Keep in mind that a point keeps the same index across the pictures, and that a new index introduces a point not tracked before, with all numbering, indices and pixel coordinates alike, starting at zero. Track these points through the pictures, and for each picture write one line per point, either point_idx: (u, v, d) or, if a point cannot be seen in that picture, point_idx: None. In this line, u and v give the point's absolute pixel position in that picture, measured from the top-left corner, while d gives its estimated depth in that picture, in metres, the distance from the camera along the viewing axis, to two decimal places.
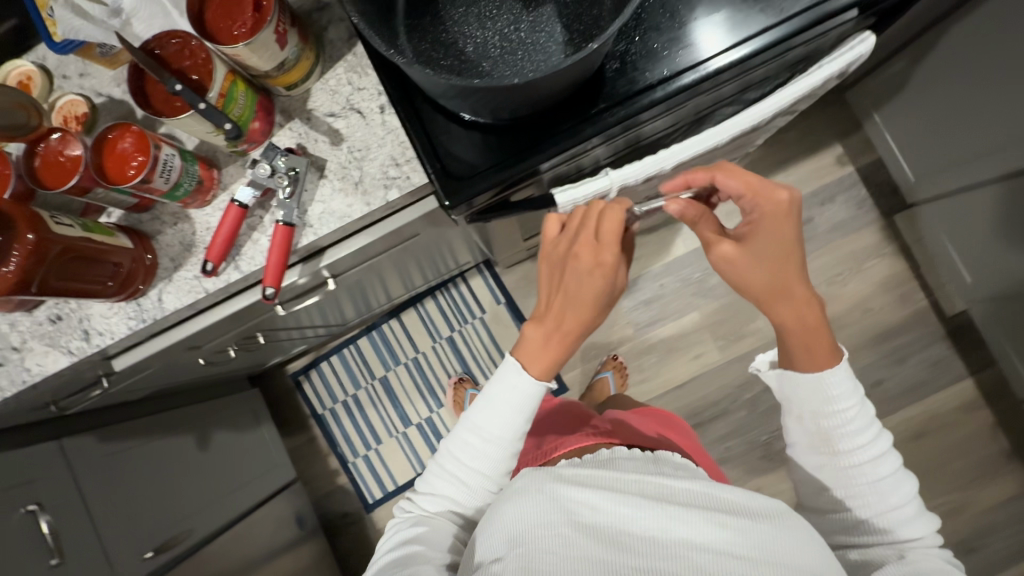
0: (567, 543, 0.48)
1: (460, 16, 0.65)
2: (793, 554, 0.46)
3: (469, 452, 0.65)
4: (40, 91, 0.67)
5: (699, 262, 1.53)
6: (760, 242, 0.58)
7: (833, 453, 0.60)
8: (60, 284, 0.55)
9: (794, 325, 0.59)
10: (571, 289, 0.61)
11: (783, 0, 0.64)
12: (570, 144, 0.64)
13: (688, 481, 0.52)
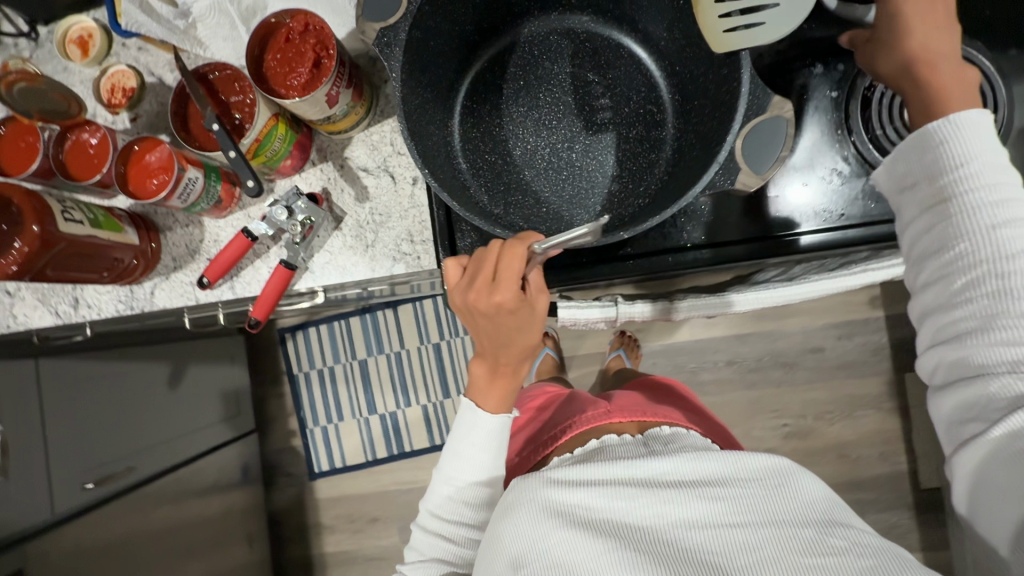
0: (565, 546, 0.47)
1: (519, 113, 0.63)
2: (788, 512, 0.48)
3: (447, 498, 0.62)
4: (96, 52, 0.67)
5: (702, 353, 1.44)
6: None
7: (956, 226, 0.46)
8: (56, 273, 0.56)
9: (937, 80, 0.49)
10: (496, 340, 0.54)
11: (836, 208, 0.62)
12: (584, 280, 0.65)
13: (673, 457, 0.53)
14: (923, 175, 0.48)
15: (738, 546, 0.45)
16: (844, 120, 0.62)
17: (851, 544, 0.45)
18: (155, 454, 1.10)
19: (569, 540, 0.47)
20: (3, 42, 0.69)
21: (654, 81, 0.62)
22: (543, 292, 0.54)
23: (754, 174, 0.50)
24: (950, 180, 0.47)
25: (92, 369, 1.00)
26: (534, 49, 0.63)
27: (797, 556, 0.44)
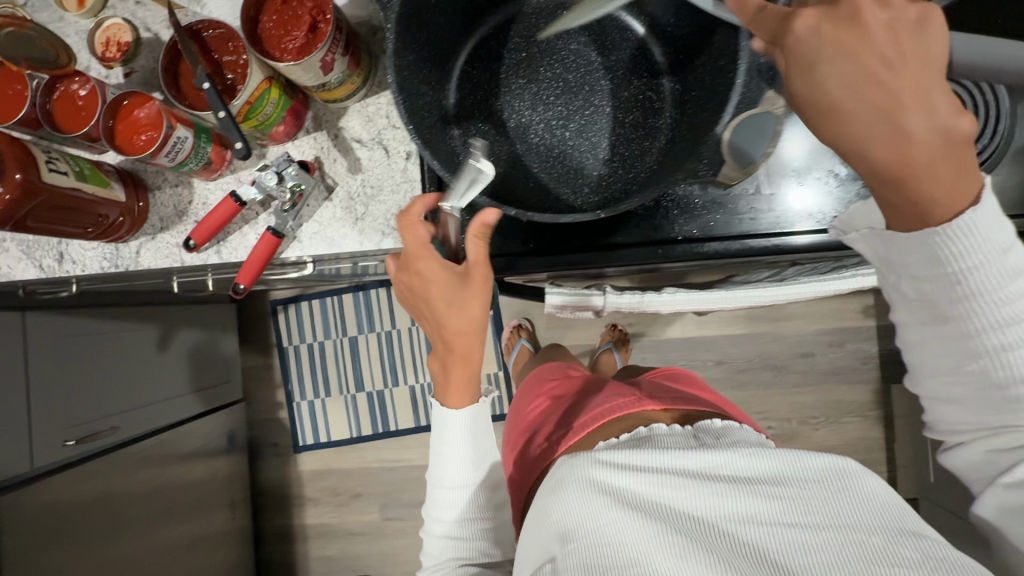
0: (611, 526, 0.45)
1: (517, 86, 0.61)
2: (855, 517, 0.44)
3: (446, 503, 0.59)
4: (92, 4, 0.66)
5: (689, 352, 1.45)
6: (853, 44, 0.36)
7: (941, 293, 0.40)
8: (37, 224, 0.55)
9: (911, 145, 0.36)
10: (434, 315, 0.53)
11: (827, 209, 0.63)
12: (572, 264, 0.64)
13: (728, 451, 0.50)
14: (910, 262, 0.40)
15: (797, 547, 0.42)
16: None
17: (926, 556, 0.40)
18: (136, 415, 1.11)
19: (614, 521, 0.45)
20: None
21: (657, 67, 0.60)
22: (484, 266, 0.53)
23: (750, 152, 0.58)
24: (931, 252, 0.39)
25: (85, 328, 1.00)
26: (537, 25, 0.61)
27: (864, 564, 0.39)
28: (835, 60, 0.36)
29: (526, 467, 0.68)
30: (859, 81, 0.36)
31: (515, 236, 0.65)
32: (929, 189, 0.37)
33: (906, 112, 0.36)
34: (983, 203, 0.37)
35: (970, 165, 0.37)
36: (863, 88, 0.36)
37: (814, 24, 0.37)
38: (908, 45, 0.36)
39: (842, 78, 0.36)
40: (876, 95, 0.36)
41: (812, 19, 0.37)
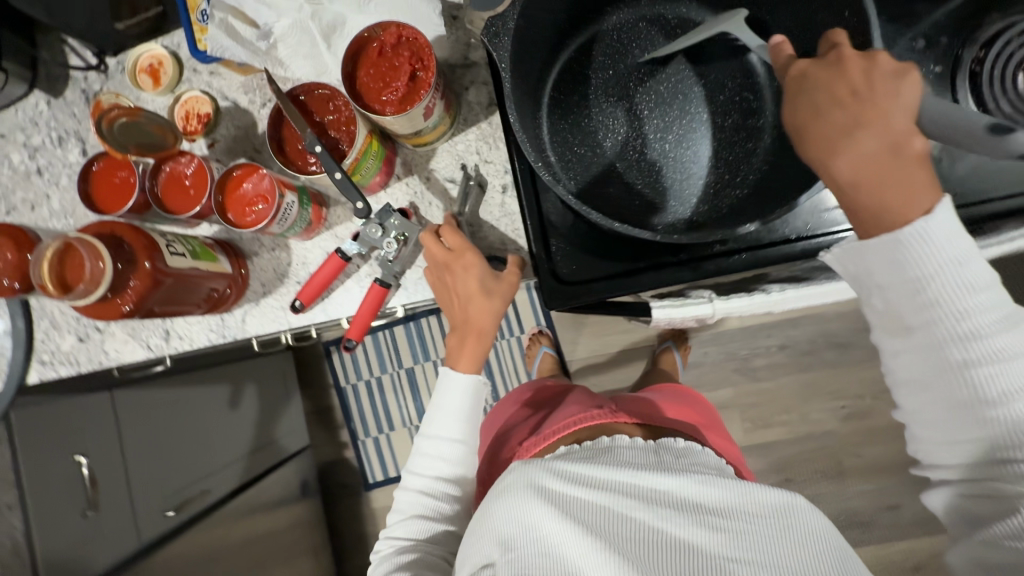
0: (552, 536, 0.48)
1: (608, 104, 0.61)
2: (792, 557, 0.46)
3: (424, 461, 0.62)
4: (168, 81, 0.67)
5: (755, 339, 1.28)
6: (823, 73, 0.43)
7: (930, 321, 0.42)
8: (159, 308, 0.55)
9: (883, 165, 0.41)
10: (463, 304, 0.60)
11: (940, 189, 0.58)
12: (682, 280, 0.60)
13: (683, 475, 0.52)
14: (876, 270, 0.43)
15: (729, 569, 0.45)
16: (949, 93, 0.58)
17: None
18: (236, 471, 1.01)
19: (555, 532, 0.48)
20: (72, 77, 0.69)
21: (754, 66, 0.59)
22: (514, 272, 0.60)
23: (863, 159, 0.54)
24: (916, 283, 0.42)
25: (155, 397, 0.85)
26: (621, 40, 0.61)
27: None
28: (816, 99, 0.43)
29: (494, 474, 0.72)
30: (830, 109, 0.42)
31: (622, 255, 0.61)
32: (894, 199, 0.41)
33: (869, 132, 0.41)
34: (936, 214, 0.41)
35: (920, 178, 0.41)
36: (828, 116, 0.42)
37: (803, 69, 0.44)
38: (871, 86, 0.42)
39: (814, 109, 0.43)
40: (842, 121, 0.42)
41: (800, 66, 0.44)
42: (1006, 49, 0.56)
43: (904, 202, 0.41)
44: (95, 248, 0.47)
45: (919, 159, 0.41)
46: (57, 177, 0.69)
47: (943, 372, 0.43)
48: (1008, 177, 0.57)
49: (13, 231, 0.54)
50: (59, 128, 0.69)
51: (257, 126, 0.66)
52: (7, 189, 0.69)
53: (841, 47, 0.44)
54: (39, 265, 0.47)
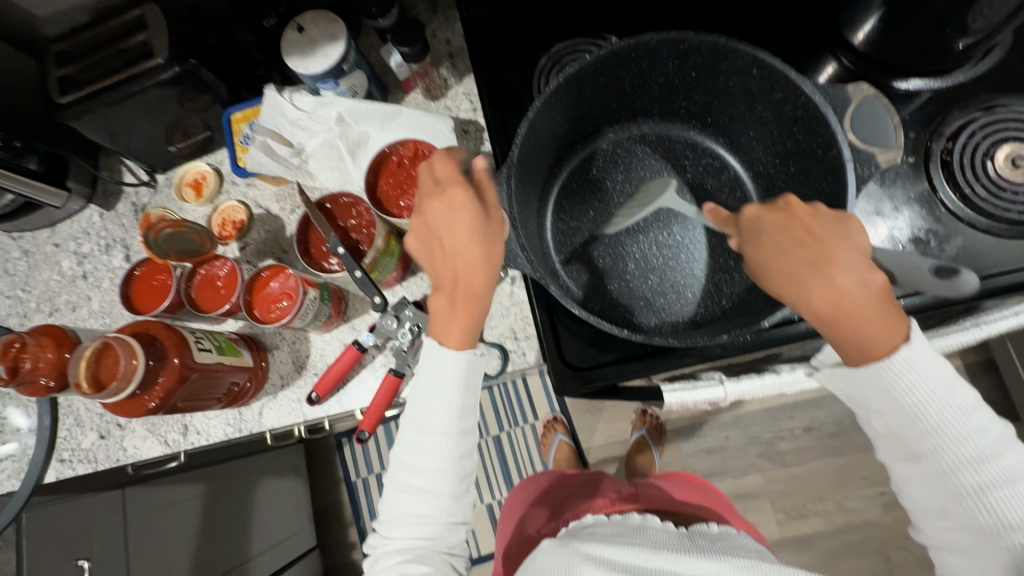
0: None
1: (608, 236, 0.65)
2: None
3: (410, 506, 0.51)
4: (210, 192, 0.74)
5: (773, 420, 1.23)
6: (842, 259, 0.44)
7: (940, 443, 0.44)
8: (183, 403, 0.57)
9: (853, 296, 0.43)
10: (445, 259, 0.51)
11: (950, 263, 0.60)
12: (719, 357, 0.59)
13: (720, 559, 0.46)
14: (870, 396, 0.45)
15: None
16: (927, 182, 0.62)
17: None
18: (249, 573, 0.93)
19: None
20: (124, 192, 0.78)
21: (740, 176, 0.66)
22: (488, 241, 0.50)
23: (888, 150, 0.50)
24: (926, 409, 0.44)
25: (167, 497, 0.81)
26: (615, 158, 0.68)
27: None
28: (769, 241, 0.47)
29: (514, 552, 0.66)
30: (793, 248, 0.46)
31: (642, 346, 0.62)
32: (869, 327, 0.43)
33: (837, 269, 0.44)
34: (915, 341, 0.43)
35: (895, 310, 0.43)
36: (795, 254, 0.46)
37: (756, 215, 0.50)
38: (823, 233, 0.46)
39: (780, 250, 0.47)
40: (808, 259, 0.45)
41: (754, 213, 0.50)
42: (970, 140, 0.62)
43: (887, 328, 0.43)
44: (130, 347, 0.50)
45: (885, 295, 0.43)
46: (99, 280, 0.75)
47: (958, 497, 0.44)
48: (1003, 254, 0.60)
49: (56, 331, 0.58)
50: (107, 236, 0.76)
51: (286, 229, 0.72)
52: (54, 292, 0.76)
53: (791, 196, 0.49)
54: (76, 364, 0.50)
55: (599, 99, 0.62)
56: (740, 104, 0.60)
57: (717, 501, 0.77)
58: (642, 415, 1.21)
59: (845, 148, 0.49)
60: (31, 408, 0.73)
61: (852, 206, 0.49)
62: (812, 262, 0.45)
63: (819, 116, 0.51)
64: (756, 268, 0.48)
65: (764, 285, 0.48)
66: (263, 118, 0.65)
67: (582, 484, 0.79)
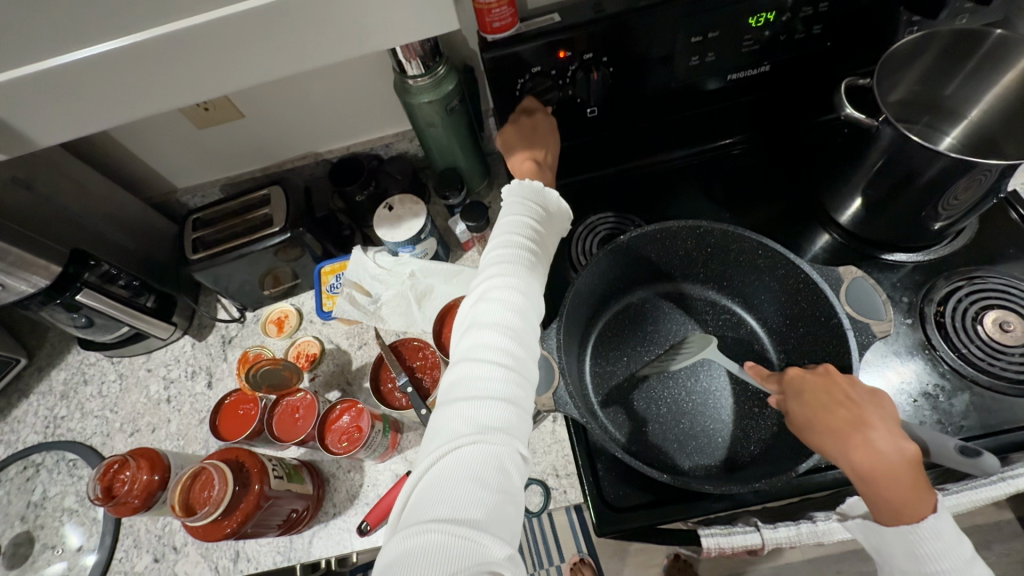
0: None
1: (640, 380, 0.72)
2: None
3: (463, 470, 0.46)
4: (290, 328, 0.86)
5: (816, 574, 1.15)
6: (878, 422, 0.52)
7: None
8: (252, 529, 0.61)
9: (889, 456, 0.49)
10: None
11: (961, 417, 0.66)
12: (754, 503, 0.62)
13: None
14: (897, 556, 0.48)
15: None
16: (926, 340, 0.70)
17: None
18: None
19: None
20: (216, 326, 0.90)
21: (757, 331, 0.74)
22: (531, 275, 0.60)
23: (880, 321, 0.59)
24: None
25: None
26: (644, 311, 0.78)
27: None
28: (810, 399, 0.56)
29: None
30: (830, 408, 0.54)
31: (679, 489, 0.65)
32: (901, 492, 0.48)
33: (873, 432, 0.51)
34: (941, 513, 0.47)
35: (925, 481, 0.48)
36: (834, 413, 0.53)
37: (798, 376, 0.59)
38: (860, 399, 0.54)
39: (818, 408, 0.55)
40: (846, 419, 0.52)
41: (796, 375, 0.59)
42: (959, 305, 0.71)
43: (915, 494, 0.48)
44: (224, 472, 0.58)
45: (917, 465, 0.49)
46: (181, 404, 0.84)
47: None
48: (1009, 410, 0.65)
49: (151, 454, 0.65)
50: (194, 364, 0.87)
51: (352, 363, 0.82)
52: (138, 414, 0.84)
53: (831, 367, 0.59)
54: (174, 488, 0.57)
55: (629, 266, 0.74)
56: (751, 274, 0.71)
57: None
58: (675, 562, 1.15)
59: (844, 319, 0.59)
60: (91, 528, 0.77)
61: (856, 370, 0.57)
62: (851, 420, 0.52)
63: (818, 291, 0.62)
64: (798, 421, 0.55)
65: (805, 438, 0.55)
66: (349, 271, 0.78)
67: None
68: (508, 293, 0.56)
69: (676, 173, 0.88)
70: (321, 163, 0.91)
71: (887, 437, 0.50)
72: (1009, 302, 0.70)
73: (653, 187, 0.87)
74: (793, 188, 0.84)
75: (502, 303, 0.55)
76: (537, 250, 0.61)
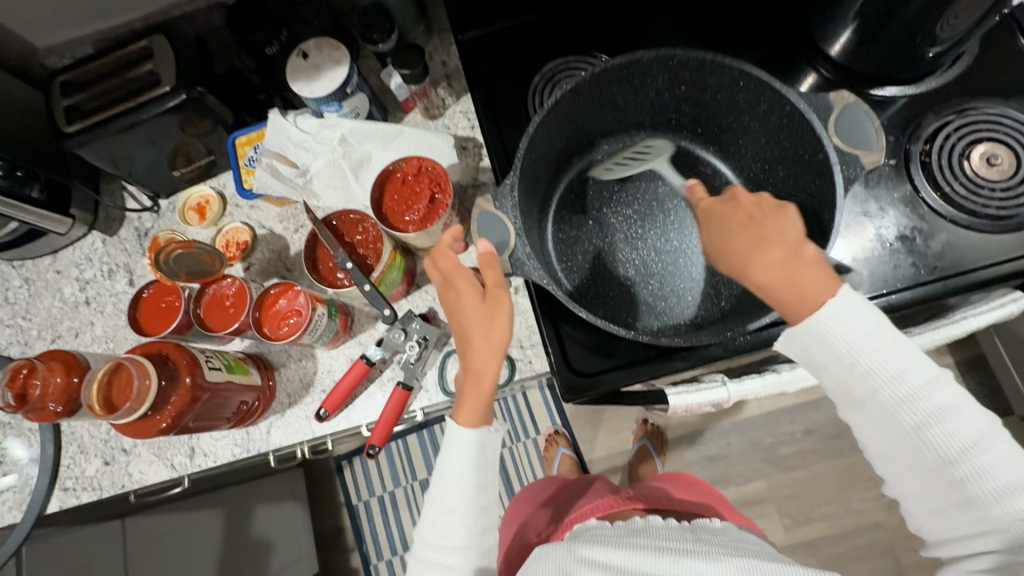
0: None
1: (608, 244, 0.67)
2: None
3: (438, 531, 0.53)
4: (213, 214, 0.76)
5: (775, 425, 1.20)
6: (755, 234, 0.47)
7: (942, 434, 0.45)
8: (194, 423, 0.57)
9: (773, 270, 0.45)
10: (459, 330, 0.51)
11: (936, 259, 0.63)
12: (723, 357, 0.60)
13: (721, 560, 0.44)
14: (879, 400, 0.46)
15: None
16: (909, 182, 0.65)
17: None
18: None
19: None
20: (127, 218, 0.78)
21: (732, 183, 0.68)
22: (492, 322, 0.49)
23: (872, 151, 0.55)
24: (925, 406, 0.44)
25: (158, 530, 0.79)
26: (611, 168, 0.70)
27: None
28: (717, 226, 0.50)
29: (514, 559, 0.68)
30: (736, 232, 0.48)
31: (647, 349, 0.63)
32: (812, 289, 0.45)
33: (775, 244, 0.46)
34: (840, 298, 0.45)
35: (818, 270, 0.45)
36: (738, 237, 0.48)
37: (710, 204, 0.52)
38: (764, 212, 0.48)
39: (725, 235, 0.49)
40: (744, 240, 0.47)
41: (708, 204, 0.52)
42: (946, 142, 0.65)
43: (810, 284, 0.45)
44: (143, 367, 0.51)
45: (819, 261, 0.45)
46: (102, 305, 0.75)
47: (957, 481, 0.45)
48: (983, 248, 0.63)
49: (65, 356, 0.58)
50: (110, 261, 0.77)
51: (290, 248, 0.73)
52: (56, 319, 0.76)
53: (738, 187, 0.52)
54: (89, 386, 0.51)
55: (593, 114, 0.65)
56: (730, 116, 0.63)
57: (715, 500, 0.76)
58: (644, 425, 1.19)
59: (831, 153, 0.53)
60: (31, 438, 0.72)
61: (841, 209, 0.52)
62: (760, 239, 0.47)
63: (804, 124, 0.55)
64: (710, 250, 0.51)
65: (715, 265, 0.51)
66: (267, 140, 0.66)
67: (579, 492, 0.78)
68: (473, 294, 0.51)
69: (647, 3, 0.74)
70: (217, 9, 0.73)
71: (775, 256, 0.46)
72: (998, 135, 0.65)
73: (619, 22, 0.74)
74: (780, 15, 0.73)
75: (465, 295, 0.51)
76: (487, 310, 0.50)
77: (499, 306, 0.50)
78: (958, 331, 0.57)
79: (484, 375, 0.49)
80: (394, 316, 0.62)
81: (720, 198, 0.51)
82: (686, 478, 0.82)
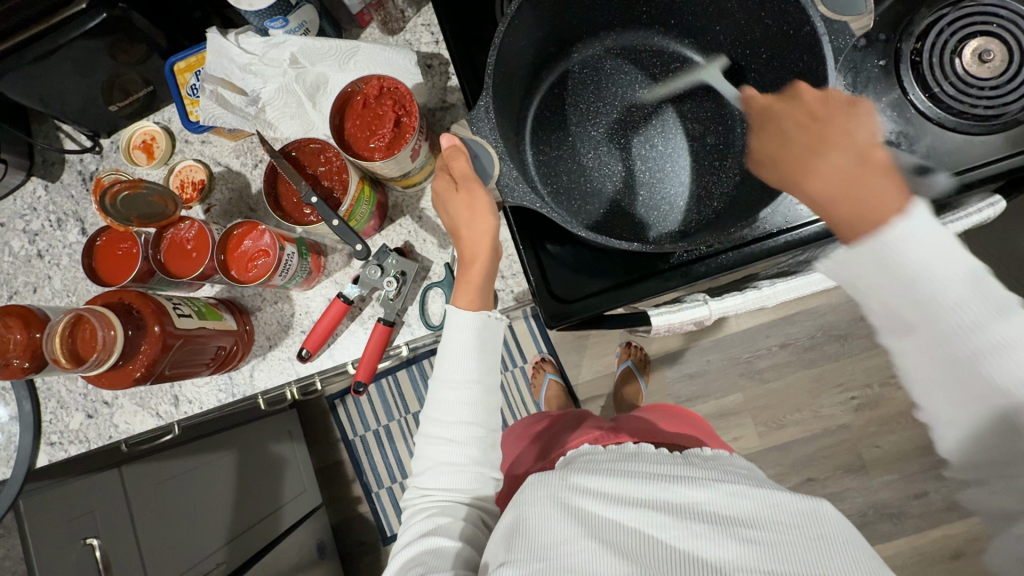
0: (584, 555, 0.42)
1: (589, 159, 0.64)
2: (822, 559, 0.40)
3: (444, 406, 0.53)
4: (162, 152, 0.70)
5: (751, 341, 1.23)
6: (848, 143, 0.46)
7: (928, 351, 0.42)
8: (171, 371, 0.55)
9: (848, 173, 0.45)
10: (453, 221, 0.54)
11: (921, 165, 0.62)
12: (710, 271, 0.59)
13: (710, 486, 0.46)
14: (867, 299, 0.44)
15: None
16: (898, 83, 0.62)
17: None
18: (267, 530, 0.95)
19: (587, 548, 0.42)
20: (68, 161, 0.72)
21: None
22: (478, 212, 0.52)
23: (860, 17, 0.49)
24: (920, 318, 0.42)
25: (169, 470, 0.77)
26: (587, 76, 0.66)
27: None
28: (775, 133, 0.50)
29: (507, 489, 0.71)
30: (794, 132, 0.48)
31: (634, 265, 0.62)
32: (869, 200, 0.44)
33: (835, 145, 0.46)
34: (910, 212, 0.42)
35: (901, 186, 0.43)
36: (799, 133, 0.48)
37: (764, 104, 0.52)
38: (828, 112, 0.47)
39: (782, 136, 0.49)
40: (804, 138, 0.47)
41: (763, 102, 0.52)
42: (939, 39, 0.61)
43: (880, 202, 0.43)
44: (106, 317, 0.48)
45: (889, 168, 0.44)
46: (57, 258, 0.71)
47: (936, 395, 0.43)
48: (964, 152, 0.61)
49: (21, 311, 0.55)
50: (57, 210, 0.72)
51: (251, 186, 0.69)
52: (9, 275, 0.71)
53: (802, 82, 0.49)
54: (51, 339, 0.48)
55: (564, 16, 0.60)
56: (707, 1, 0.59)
57: (695, 427, 0.79)
58: (627, 347, 1.22)
59: (819, 23, 0.48)
60: (7, 397, 0.70)
61: (833, 86, 0.49)
62: (822, 128, 0.47)
63: (791, 14, 0.51)
64: (759, 159, 0.50)
65: (761, 172, 0.51)
66: (208, 64, 0.59)
67: (566, 427, 0.80)
68: (451, 186, 0.53)
69: None
70: None
71: (848, 156, 0.45)
72: (992, 27, 0.61)
73: None
74: None
75: (445, 192, 0.53)
76: (470, 193, 0.52)
77: (477, 201, 0.52)
78: (939, 239, 0.56)
79: (478, 261, 0.54)
80: (367, 254, 0.59)
81: (776, 100, 0.51)
82: (673, 409, 0.85)
